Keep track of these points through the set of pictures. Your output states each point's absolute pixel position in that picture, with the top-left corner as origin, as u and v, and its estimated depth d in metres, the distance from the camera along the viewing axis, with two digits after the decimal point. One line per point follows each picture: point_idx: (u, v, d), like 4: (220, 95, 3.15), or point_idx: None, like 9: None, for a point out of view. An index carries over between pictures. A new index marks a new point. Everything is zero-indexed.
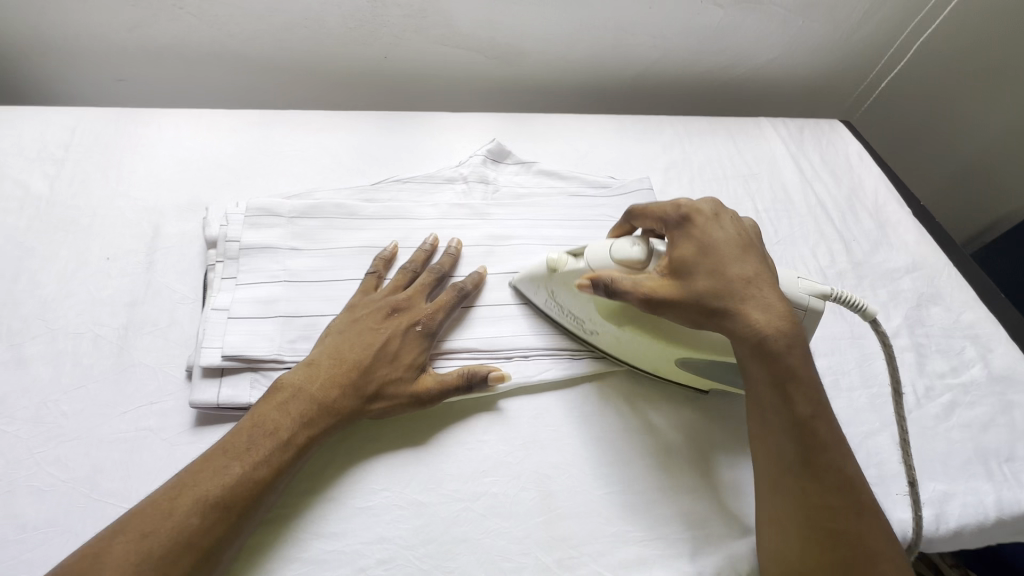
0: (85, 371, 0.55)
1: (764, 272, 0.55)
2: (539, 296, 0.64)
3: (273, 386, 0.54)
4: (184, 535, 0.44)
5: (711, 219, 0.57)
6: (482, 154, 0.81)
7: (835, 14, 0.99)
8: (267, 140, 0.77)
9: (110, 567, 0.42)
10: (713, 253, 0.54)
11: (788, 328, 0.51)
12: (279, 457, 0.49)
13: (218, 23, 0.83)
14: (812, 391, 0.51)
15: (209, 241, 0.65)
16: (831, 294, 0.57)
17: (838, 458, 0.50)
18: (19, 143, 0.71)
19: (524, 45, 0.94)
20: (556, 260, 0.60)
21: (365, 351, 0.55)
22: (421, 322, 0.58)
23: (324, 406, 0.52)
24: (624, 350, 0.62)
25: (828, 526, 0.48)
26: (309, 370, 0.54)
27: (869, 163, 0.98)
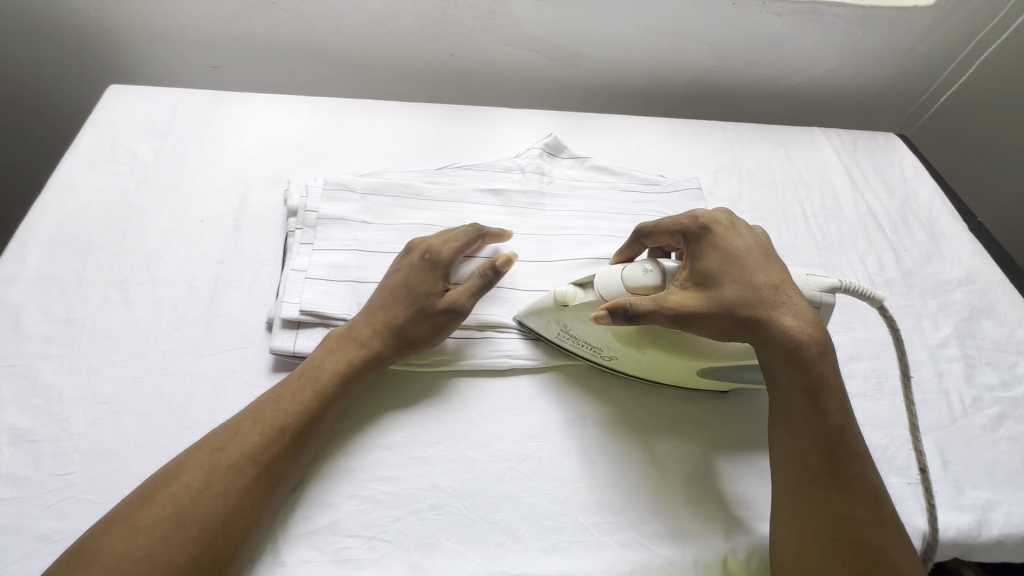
0: (180, 315, 0.62)
1: (788, 278, 0.56)
2: (549, 330, 0.63)
3: (325, 337, 0.60)
4: (251, 452, 0.50)
5: (732, 228, 0.58)
6: (539, 147, 0.85)
7: (895, 28, 0.99)
8: (343, 124, 0.84)
9: (188, 475, 0.48)
10: (737, 261, 0.55)
11: (818, 335, 0.53)
12: (327, 397, 0.55)
13: (305, 19, 0.91)
14: (841, 401, 0.52)
15: (290, 210, 0.71)
16: (840, 286, 0.58)
17: (862, 468, 0.52)
18: (130, 117, 0.80)
19: (584, 48, 0.98)
20: (565, 294, 0.58)
21: (397, 311, 0.59)
22: (429, 255, 0.62)
23: (360, 358, 0.57)
24: (642, 367, 0.62)
25: (852, 533, 0.50)
26: (352, 327, 0.59)
27: (925, 177, 0.98)
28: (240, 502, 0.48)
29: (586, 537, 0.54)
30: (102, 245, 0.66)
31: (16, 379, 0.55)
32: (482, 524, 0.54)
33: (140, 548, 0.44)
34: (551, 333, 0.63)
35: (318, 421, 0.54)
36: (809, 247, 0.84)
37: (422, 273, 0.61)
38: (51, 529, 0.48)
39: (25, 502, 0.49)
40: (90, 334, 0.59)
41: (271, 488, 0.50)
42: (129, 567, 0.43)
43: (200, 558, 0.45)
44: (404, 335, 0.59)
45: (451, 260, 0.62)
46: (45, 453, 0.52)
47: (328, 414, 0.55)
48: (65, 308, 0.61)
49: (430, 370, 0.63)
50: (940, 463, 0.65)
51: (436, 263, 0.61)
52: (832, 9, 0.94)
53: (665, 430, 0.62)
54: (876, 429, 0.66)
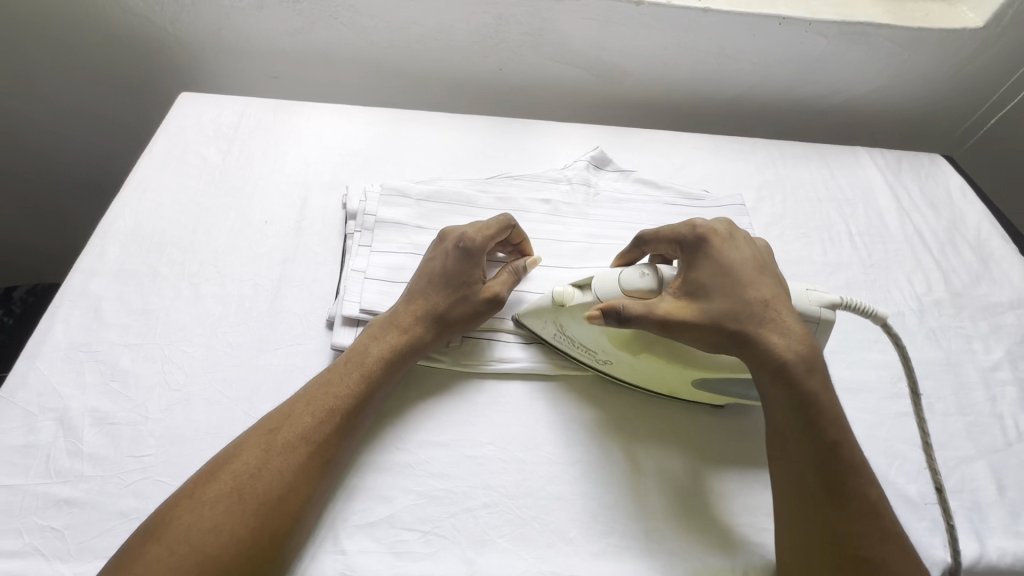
0: (246, 310, 0.65)
1: (781, 294, 0.55)
2: (545, 331, 0.64)
3: (368, 325, 0.62)
4: (301, 431, 0.52)
5: (727, 240, 0.57)
6: (586, 160, 0.87)
7: (942, 50, 0.99)
8: (397, 133, 0.87)
9: (246, 453, 0.50)
10: (732, 275, 0.55)
11: (808, 352, 0.52)
12: (370, 383, 0.57)
13: (362, 34, 0.96)
14: (835, 417, 0.51)
15: (349, 213, 0.74)
16: (841, 303, 0.57)
17: (858, 481, 0.50)
18: (201, 123, 0.85)
19: (628, 65, 1.00)
20: (562, 294, 0.59)
21: (440, 298, 0.61)
22: (464, 244, 0.62)
23: (403, 345, 0.59)
24: (636, 373, 0.62)
25: (851, 550, 0.48)
26: (391, 318, 0.61)
27: (972, 198, 0.97)
28: (296, 481, 0.50)
29: (635, 540, 0.55)
30: (175, 242, 0.70)
31: (97, 365, 0.59)
32: (534, 525, 0.54)
33: (207, 520, 0.46)
34: (549, 334, 0.64)
35: (365, 406, 0.56)
36: (854, 265, 0.84)
37: (458, 269, 0.62)
38: (130, 507, 0.51)
39: (106, 480, 0.52)
40: (164, 325, 0.63)
41: (322, 469, 0.52)
42: (196, 538, 0.45)
43: (260, 532, 0.47)
44: (444, 323, 0.61)
45: (485, 246, 0.62)
46: (124, 436, 0.55)
47: (374, 398, 0.57)
48: (142, 300, 0.64)
49: (478, 371, 0.64)
50: (996, 486, 0.63)
51: (471, 255, 0.62)
52: (880, 30, 0.95)
53: (712, 442, 0.62)
54: None
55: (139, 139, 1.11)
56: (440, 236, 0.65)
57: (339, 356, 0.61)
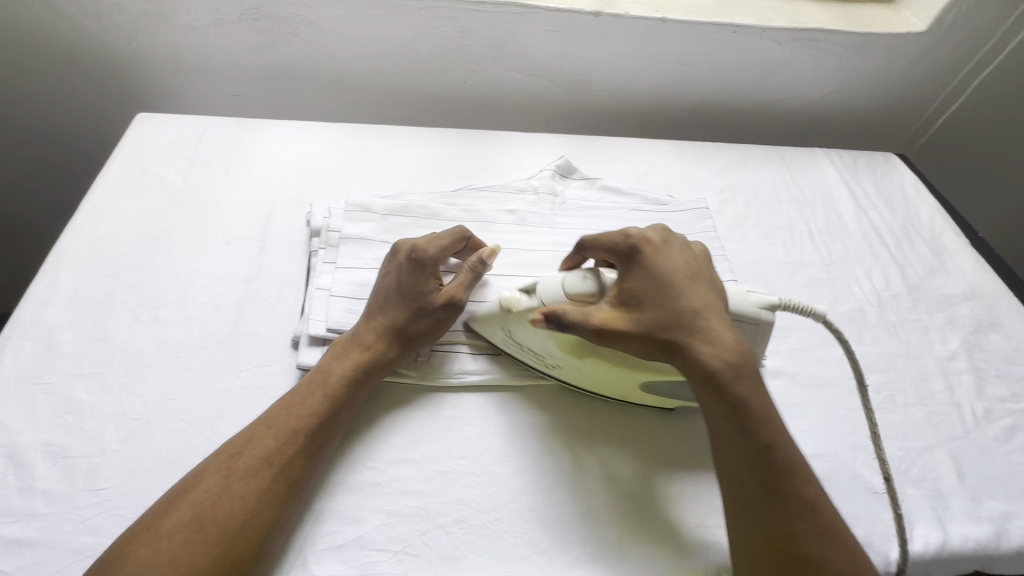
0: (208, 333, 0.64)
1: (714, 301, 0.56)
2: (495, 335, 0.65)
3: (332, 342, 0.62)
4: (263, 454, 0.51)
5: (660, 249, 0.58)
6: (551, 169, 0.88)
7: (890, 53, 1.03)
8: (361, 148, 0.87)
9: (207, 480, 0.49)
10: (666, 283, 0.56)
11: (737, 359, 0.53)
12: (333, 402, 0.56)
13: (324, 49, 0.95)
14: (766, 420, 0.52)
15: (313, 230, 0.74)
16: (780, 304, 0.59)
17: (791, 482, 0.51)
18: (159, 144, 0.83)
19: (591, 75, 1.02)
20: (510, 298, 0.60)
21: (394, 313, 0.61)
22: (414, 256, 0.62)
23: (365, 361, 0.59)
24: (584, 377, 0.62)
25: (790, 551, 0.49)
26: (349, 336, 0.61)
27: (925, 195, 1.01)
28: (259, 505, 0.49)
29: (609, 549, 0.55)
30: (132, 266, 0.68)
31: (50, 397, 0.57)
32: (506, 538, 0.54)
33: (165, 552, 0.45)
34: (497, 338, 0.64)
35: (331, 424, 0.55)
36: (816, 263, 0.86)
37: (410, 285, 0.61)
38: (86, 544, 0.49)
39: (60, 517, 0.50)
40: (121, 353, 0.61)
41: (287, 491, 0.51)
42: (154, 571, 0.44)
43: (221, 560, 0.46)
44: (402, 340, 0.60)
45: (438, 257, 0.63)
46: (79, 470, 0.53)
47: (341, 416, 0.56)
48: (97, 327, 0.62)
49: (446, 384, 0.64)
50: (956, 474, 0.65)
51: (421, 266, 0.62)
52: (829, 36, 0.99)
53: (681, 444, 0.62)
54: (891, 441, 0.67)
55: (96, 161, 1.08)
56: (392, 252, 0.65)
57: (305, 375, 0.60)
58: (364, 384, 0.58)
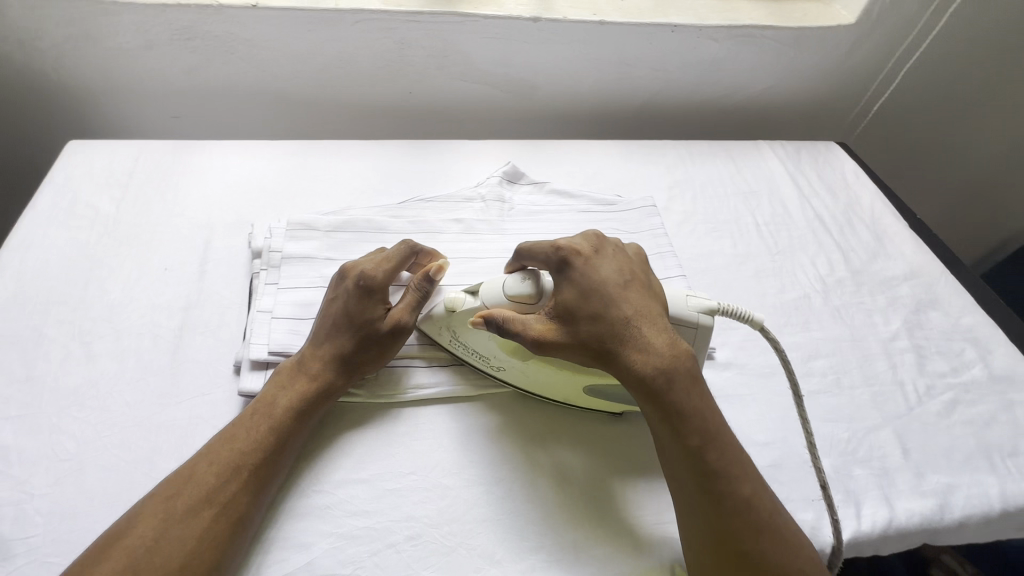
0: (145, 365, 0.62)
1: (649, 307, 0.56)
2: (440, 336, 0.64)
3: (277, 369, 0.60)
4: (203, 492, 0.50)
5: (591, 258, 0.59)
6: (499, 176, 0.88)
7: (823, 46, 1.07)
8: (305, 165, 0.87)
9: (142, 524, 0.47)
10: (600, 292, 0.56)
11: (668, 364, 0.53)
12: (274, 432, 0.55)
13: (264, 67, 0.94)
14: (703, 423, 0.52)
15: (254, 251, 0.72)
16: (718, 308, 0.59)
17: (729, 482, 0.51)
18: (91, 172, 0.81)
19: (536, 80, 1.03)
20: (454, 299, 0.60)
21: (339, 338, 0.60)
22: (361, 280, 0.61)
23: (308, 390, 0.58)
24: (530, 379, 0.62)
25: (732, 551, 0.50)
26: (293, 363, 0.60)
27: (866, 181, 1.04)
28: (200, 546, 0.47)
29: (563, 554, 0.55)
30: (63, 300, 0.66)
31: None
32: (459, 551, 0.54)
33: None
34: (444, 338, 0.64)
35: (275, 454, 0.54)
36: (762, 253, 0.88)
37: (353, 310, 0.60)
38: None
39: None
40: (51, 392, 0.58)
41: (230, 528, 0.49)
42: None
43: None
44: (345, 364, 0.59)
45: (386, 281, 0.62)
46: (5, 519, 0.50)
47: (286, 445, 0.55)
48: (25, 366, 0.60)
49: (395, 400, 0.63)
50: (901, 451, 0.67)
51: (369, 290, 0.60)
52: (765, 31, 1.02)
53: (631, 443, 0.63)
54: (838, 423, 0.69)
55: (20, 196, 1.07)
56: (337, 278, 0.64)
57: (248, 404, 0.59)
58: (307, 410, 0.57)
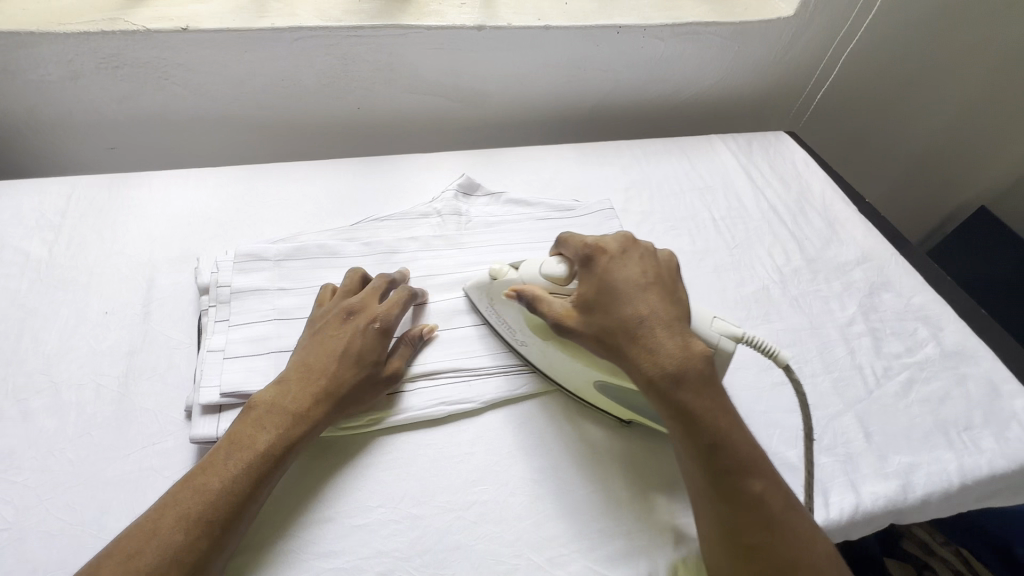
0: (88, 419, 0.58)
1: (666, 310, 0.56)
2: (483, 304, 0.69)
3: (247, 404, 0.56)
4: (169, 550, 0.46)
5: (617, 256, 0.59)
6: (454, 189, 0.87)
7: (765, 39, 1.09)
8: (253, 191, 0.85)
9: None
10: (616, 293, 0.57)
11: (680, 367, 0.53)
12: (258, 467, 0.52)
13: (202, 91, 0.90)
14: (717, 421, 0.52)
15: (201, 287, 0.69)
16: (742, 337, 0.57)
17: (741, 477, 0.52)
18: (18, 214, 0.76)
19: (486, 88, 1.02)
20: (498, 269, 0.64)
21: (347, 365, 0.59)
22: (378, 321, 0.62)
23: (293, 426, 0.55)
24: (548, 363, 0.64)
25: (742, 543, 0.50)
26: (280, 388, 0.57)
27: (815, 168, 1.07)
28: None
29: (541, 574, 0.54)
30: None
31: None
32: None
33: None
34: (484, 306, 0.69)
35: (251, 493, 0.51)
36: (721, 247, 0.89)
37: (372, 338, 0.60)
38: None
39: None
40: None
41: None
42: None
43: None
44: (348, 390, 0.58)
45: (395, 326, 0.63)
46: None
47: (264, 482, 0.52)
48: None
49: (369, 430, 0.61)
50: (864, 435, 0.68)
51: (386, 325, 0.62)
52: (708, 28, 1.03)
53: (602, 453, 0.63)
54: None
55: None
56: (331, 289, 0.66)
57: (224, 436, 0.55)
58: (298, 437, 0.55)
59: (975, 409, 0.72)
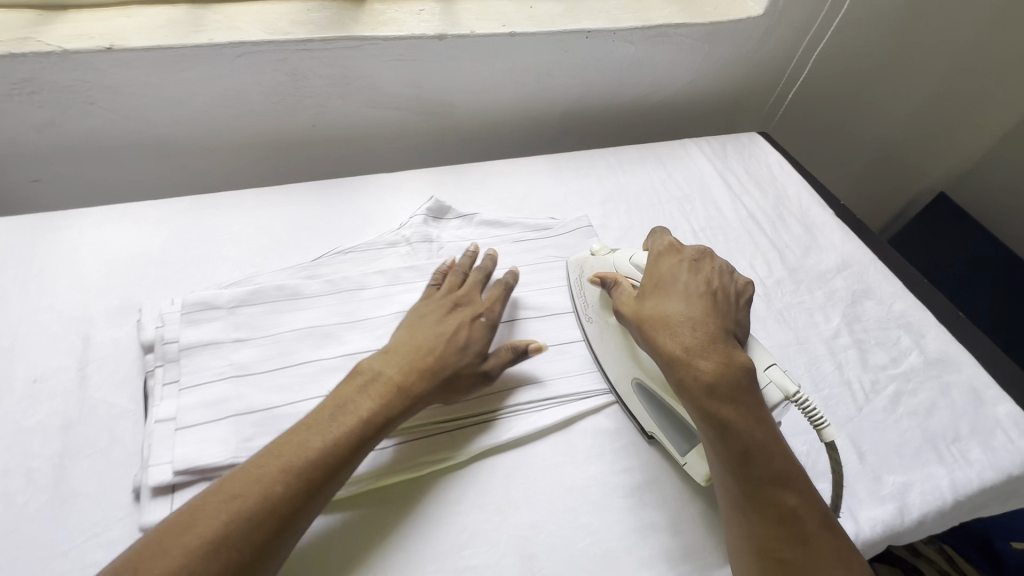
0: (18, 511, 0.51)
1: (722, 320, 0.58)
2: (570, 275, 0.74)
3: (353, 370, 0.57)
4: (223, 534, 0.43)
5: (686, 264, 0.63)
6: (422, 214, 0.82)
7: (735, 39, 1.07)
8: (200, 226, 0.77)
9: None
10: (679, 291, 0.60)
11: (725, 371, 0.54)
12: (337, 454, 0.50)
13: (135, 114, 0.82)
14: (758, 431, 0.52)
15: (145, 345, 0.62)
16: (795, 397, 0.55)
17: (776, 491, 0.51)
18: None
19: (451, 99, 0.96)
20: (599, 248, 0.71)
21: (443, 358, 0.58)
22: (484, 315, 0.64)
23: (383, 414, 0.53)
24: (604, 347, 0.68)
25: (772, 555, 0.50)
26: (386, 359, 0.57)
27: (789, 171, 1.06)
28: None
29: None
30: None
31: None
32: None
33: None
34: (571, 278, 0.74)
35: (346, 459, 0.50)
36: None
37: (477, 332, 0.62)
38: None
39: None
40: None
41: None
42: None
43: None
44: (451, 377, 0.58)
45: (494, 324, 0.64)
46: None
47: (341, 469, 0.50)
48: None
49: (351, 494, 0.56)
50: (857, 456, 0.67)
51: (490, 322, 0.64)
52: (678, 30, 1.00)
53: (598, 500, 0.59)
54: (796, 437, 0.68)
55: None
56: (443, 268, 0.68)
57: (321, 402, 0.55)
58: (400, 411, 0.55)
59: (961, 419, 0.72)
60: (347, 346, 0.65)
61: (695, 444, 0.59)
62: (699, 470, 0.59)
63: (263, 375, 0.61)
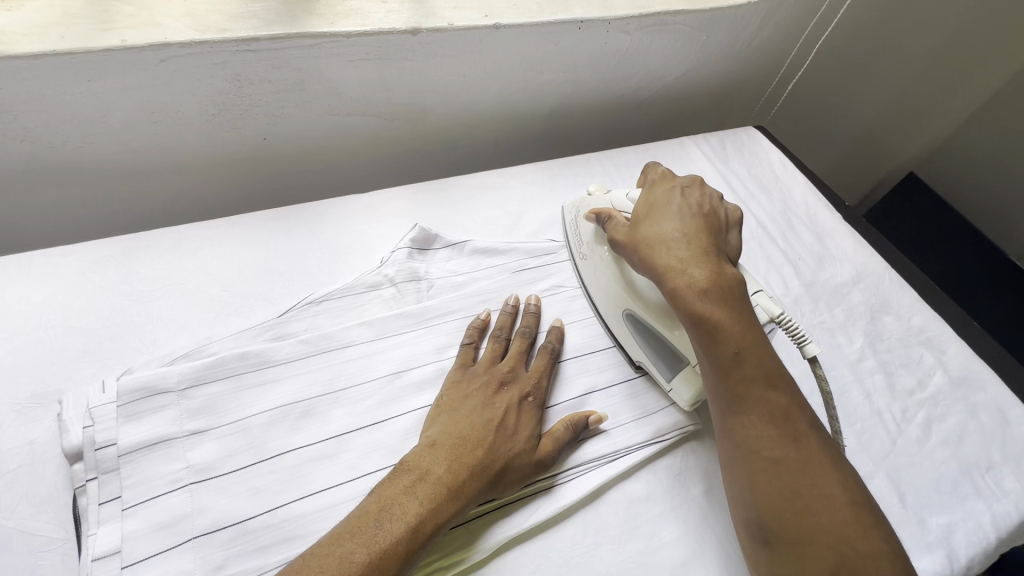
0: None
1: (713, 239, 0.55)
2: (568, 216, 0.75)
3: (396, 468, 0.50)
4: None
5: (678, 186, 0.59)
6: (406, 245, 0.70)
7: (734, 25, 0.98)
8: (130, 279, 0.62)
9: None
10: (668, 212, 0.57)
11: (713, 283, 0.51)
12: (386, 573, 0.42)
13: (31, 136, 0.65)
14: (747, 333, 0.49)
15: (71, 452, 0.49)
16: (779, 318, 0.53)
17: (765, 390, 0.48)
18: None
19: (427, 103, 0.83)
20: (596, 189, 0.71)
21: (494, 442, 0.52)
22: (531, 392, 0.57)
23: (432, 515, 0.46)
24: (596, 280, 0.68)
25: (760, 456, 0.47)
26: (433, 453, 0.50)
27: (792, 171, 0.99)
28: None
29: None
30: None
31: None
32: None
33: None
34: (568, 219, 0.75)
35: None
36: None
37: (528, 415, 0.56)
38: None
39: None
40: None
41: None
42: None
43: None
44: (504, 469, 0.51)
45: (542, 400, 0.58)
46: None
47: None
48: None
49: None
50: (898, 498, 0.63)
51: (538, 399, 0.58)
52: (676, 17, 0.89)
53: None
54: None
55: None
56: (480, 325, 0.62)
57: (355, 508, 0.48)
58: (451, 515, 0.47)
59: (992, 444, 0.69)
60: (332, 425, 0.54)
61: (680, 370, 0.59)
62: (684, 395, 0.59)
63: (230, 478, 0.49)
